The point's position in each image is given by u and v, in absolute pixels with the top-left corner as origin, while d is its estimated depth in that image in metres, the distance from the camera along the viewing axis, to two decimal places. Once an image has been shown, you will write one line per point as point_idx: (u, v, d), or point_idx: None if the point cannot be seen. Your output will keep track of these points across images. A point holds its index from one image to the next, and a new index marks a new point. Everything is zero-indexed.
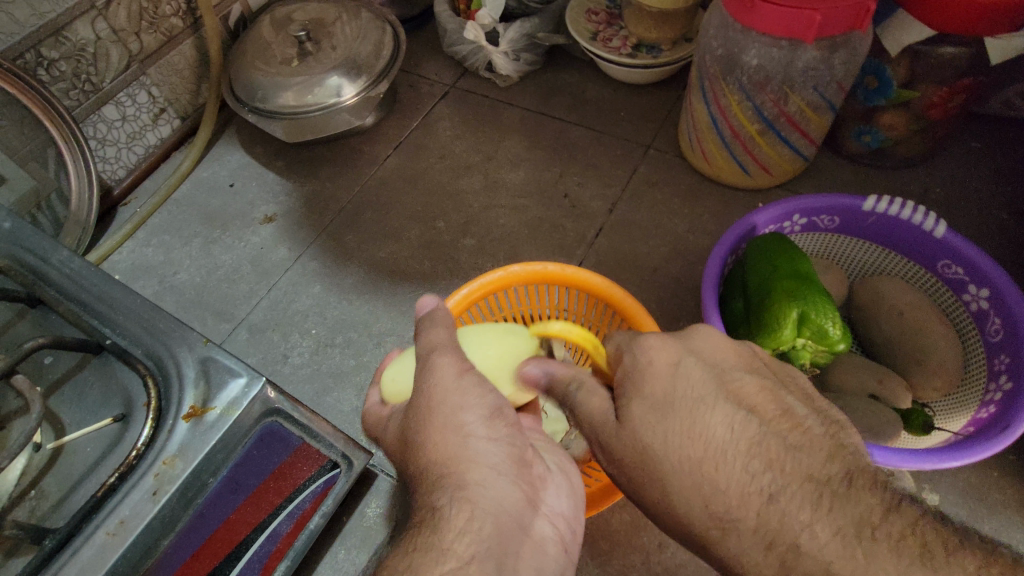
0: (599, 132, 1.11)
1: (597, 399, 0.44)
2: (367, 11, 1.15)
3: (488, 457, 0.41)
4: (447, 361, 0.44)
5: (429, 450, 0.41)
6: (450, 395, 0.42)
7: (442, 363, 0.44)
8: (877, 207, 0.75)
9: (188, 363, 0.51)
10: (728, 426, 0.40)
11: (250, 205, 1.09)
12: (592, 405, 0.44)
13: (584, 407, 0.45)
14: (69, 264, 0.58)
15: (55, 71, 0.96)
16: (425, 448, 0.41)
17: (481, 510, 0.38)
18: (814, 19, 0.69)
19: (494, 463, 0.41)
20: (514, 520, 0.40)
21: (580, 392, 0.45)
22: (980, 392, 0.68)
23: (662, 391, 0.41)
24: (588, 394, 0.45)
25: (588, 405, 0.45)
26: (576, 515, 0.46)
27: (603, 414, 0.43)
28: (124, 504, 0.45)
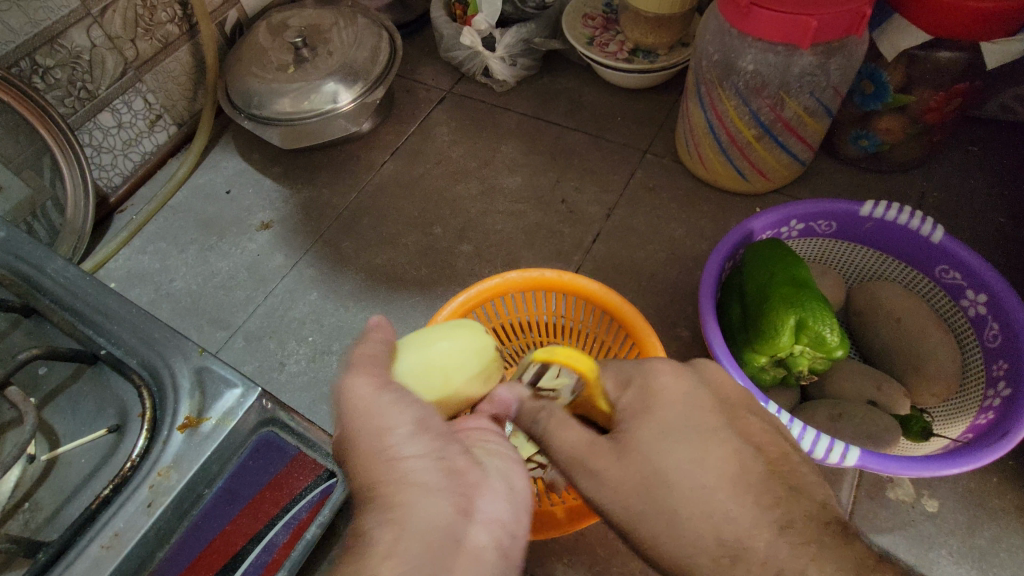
0: (596, 137, 1.11)
1: (574, 429, 0.46)
2: (363, 17, 1.15)
3: (421, 470, 0.38)
4: (363, 379, 0.41)
5: (357, 470, 0.38)
6: (385, 412, 0.40)
7: (359, 383, 0.41)
8: (874, 212, 0.75)
9: (184, 373, 0.50)
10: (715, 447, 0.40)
11: (247, 212, 1.08)
12: (565, 435, 0.46)
13: (558, 436, 0.46)
14: (64, 273, 0.57)
15: (50, 79, 0.96)
16: (353, 467, 0.38)
17: (404, 525, 0.35)
18: (809, 25, 0.69)
19: (428, 473, 0.38)
20: (446, 537, 0.36)
21: (550, 421, 0.47)
22: (979, 398, 0.68)
23: (669, 416, 0.43)
24: (566, 424, 0.46)
25: (562, 434, 0.46)
26: (517, 522, 0.41)
27: (585, 442, 0.45)
28: (119, 516, 0.44)
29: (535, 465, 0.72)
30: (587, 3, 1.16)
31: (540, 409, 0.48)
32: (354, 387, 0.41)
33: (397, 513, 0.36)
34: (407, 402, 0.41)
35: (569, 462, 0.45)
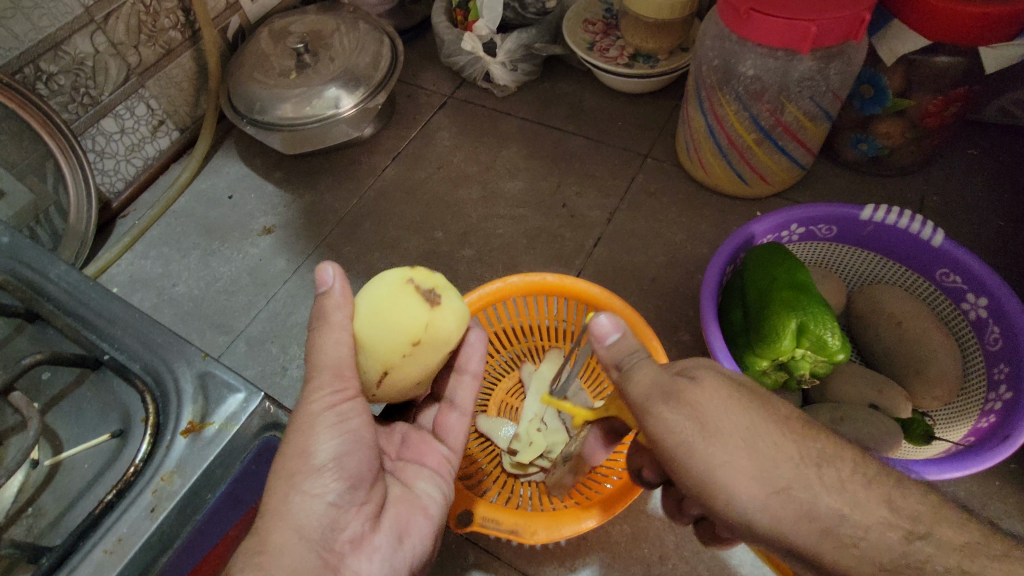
0: (596, 141, 1.11)
1: (658, 370, 0.46)
2: (365, 23, 1.15)
3: (310, 487, 0.46)
4: (324, 389, 0.49)
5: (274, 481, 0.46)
6: (312, 430, 0.47)
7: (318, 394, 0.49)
8: (874, 216, 0.75)
9: (186, 378, 0.51)
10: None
11: (249, 216, 1.09)
12: (651, 371, 0.46)
13: (638, 372, 0.46)
14: (67, 279, 0.57)
15: (54, 85, 0.96)
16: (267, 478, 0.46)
17: (283, 523, 0.44)
18: (809, 30, 0.70)
19: (319, 492, 0.46)
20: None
21: (637, 360, 0.47)
22: (980, 402, 0.68)
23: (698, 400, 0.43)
24: (647, 366, 0.47)
25: (640, 372, 0.46)
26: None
27: (657, 382, 0.45)
28: (123, 521, 0.44)
29: (536, 468, 0.74)
30: (587, 8, 1.16)
31: (626, 353, 0.48)
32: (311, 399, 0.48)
33: (266, 518, 0.45)
34: (330, 427, 0.48)
35: (643, 398, 0.45)
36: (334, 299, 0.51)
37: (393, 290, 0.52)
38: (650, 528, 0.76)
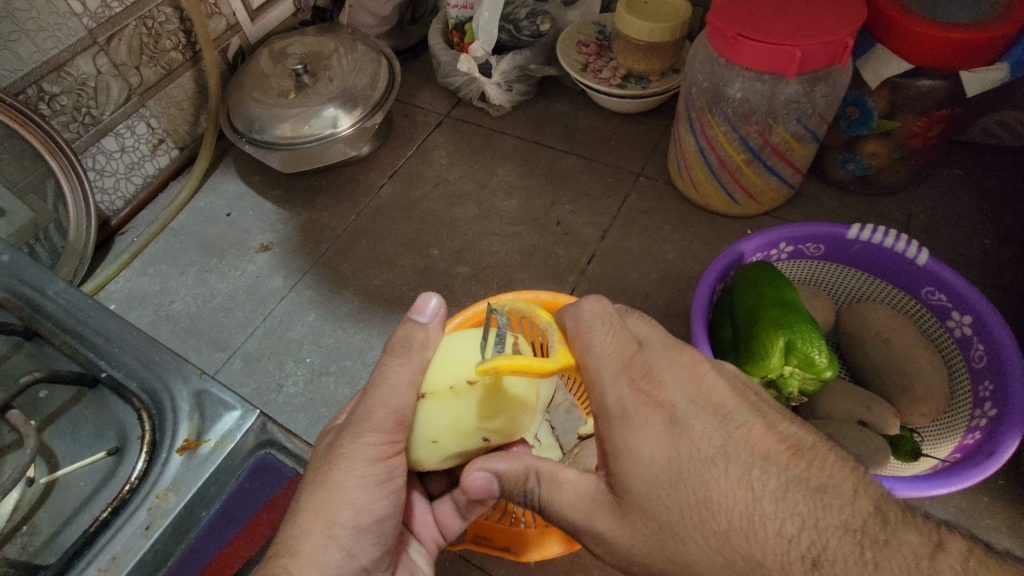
0: (590, 160, 1.13)
1: (569, 492, 0.45)
2: (363, 44, 1.18)
3: (341, 536, 0.48)
4: (377, 437, 0.51)
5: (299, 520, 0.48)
6: (352, 479, 0.49)
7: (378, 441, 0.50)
8: (861, 235, 0.77)
9: (183, 396, 0.52)
10: (749, 487, 0.38)
11: (247, 234, 1.10)
12: (566, 493, 0.45)
13: (551, 504, 0.46)
14: (67, 297, 0.59)
15: (56, 105, 0.98)
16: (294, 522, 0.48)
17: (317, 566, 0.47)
18: (795, 55, 0.72)
19: (345, 540, 0.48)
20: None
21: (543, 488, 0.47)
22: (966, 418, 0.69)
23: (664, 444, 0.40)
24: (558, 488, 0.46)
25: (559, 494, 0.46)
26: None
27: (583, 499, 0.45)
28: (118, 538, 0.45)
29: None
30: (580, 31, 1.19)
31: (529, 474, 0.48)
32: (361, 447, 0.50)
33: (304, 558, 0.46)
34: (377, 484, 0.50)
35: (569, 525, 0.45)
36: (427, 331, 0.54)
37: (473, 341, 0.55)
38: None
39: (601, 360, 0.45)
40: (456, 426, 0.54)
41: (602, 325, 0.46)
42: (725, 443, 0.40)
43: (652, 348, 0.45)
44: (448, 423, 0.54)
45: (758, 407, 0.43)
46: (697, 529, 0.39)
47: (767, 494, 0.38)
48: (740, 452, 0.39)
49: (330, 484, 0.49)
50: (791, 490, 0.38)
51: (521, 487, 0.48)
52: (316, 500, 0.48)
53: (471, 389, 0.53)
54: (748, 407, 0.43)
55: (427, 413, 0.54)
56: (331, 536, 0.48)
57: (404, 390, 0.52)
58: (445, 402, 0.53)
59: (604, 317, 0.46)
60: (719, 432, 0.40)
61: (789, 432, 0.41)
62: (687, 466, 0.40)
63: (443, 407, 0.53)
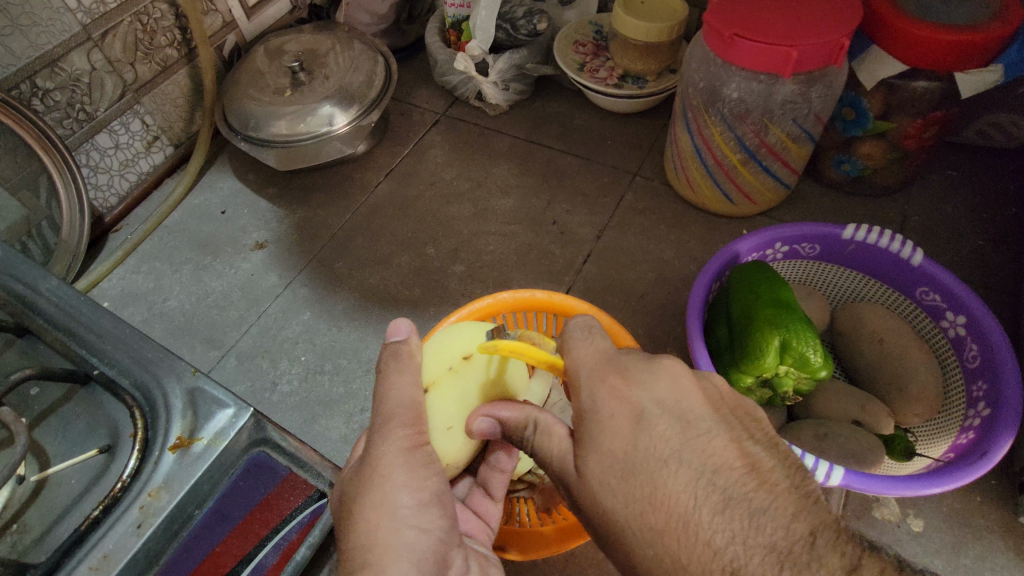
0: (586, 160, 1.13)
1: (555, 439, 0.47)
2: (360, 42, 1.17)
3: (406, 517, 0.47)
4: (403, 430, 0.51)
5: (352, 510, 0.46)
6: (397, 468, 0.49)
7: (399, 435, 0.50)
8: (856, 235, 0.77)
9: (176, 394, 0.51)
10: (692, 494, 0.39)
11: (242, 232, 1.09)
12: (554, 439, 0.47)
13: (543, 448, 0.48)
14: (58, 293, 0.58)
15: (50, 101, 0.97)
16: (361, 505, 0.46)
17: (395, 556, 0.45)
18: (791, 56, 0.72)
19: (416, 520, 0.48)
20: None
21: (537, 434, 0.49)
22: (960, 418, 0.69)
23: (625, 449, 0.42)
24: (548, 433, 0.48)
25: (549, 443, 0.48)
26: None
27: (566, 449, 0.46)
28: (109, 537, 0.45)
29: (524, 486, 0.71)
30: (577, 30, 1.19)
31: (529, 422, 0.50)
32: (389, 440, 0.50)
33: (377, 551, 0.45)
34: (423, 466, 0.50)
35: (558, 471, 0.47)
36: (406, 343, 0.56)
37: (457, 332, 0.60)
38: None
39: (578, 358, 0.47)
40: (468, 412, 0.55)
41: (582, 332, 0.49)
42: (681, 447, 0.41)
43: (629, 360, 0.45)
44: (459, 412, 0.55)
45: None
46: (636, 524, 0.41)
47: (706, 506, 0.39)
48: (693, 460, 0.40)
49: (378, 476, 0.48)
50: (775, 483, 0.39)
51: (520, 434, 0.51)
52: (374, 489, 0.47)
53: (468, 373, 0.57)
54: (716, 417, 0.43)
55: (434, 404, 0.55)
56: (398, 521, 0.47)
57: (398, 392, 0.53)
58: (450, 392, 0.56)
59: (587, 329, 0.49)
60: (678, 436, 0.41)
61: None
62: (639, 466, 0.41)
63: (450, 396, 0.55)
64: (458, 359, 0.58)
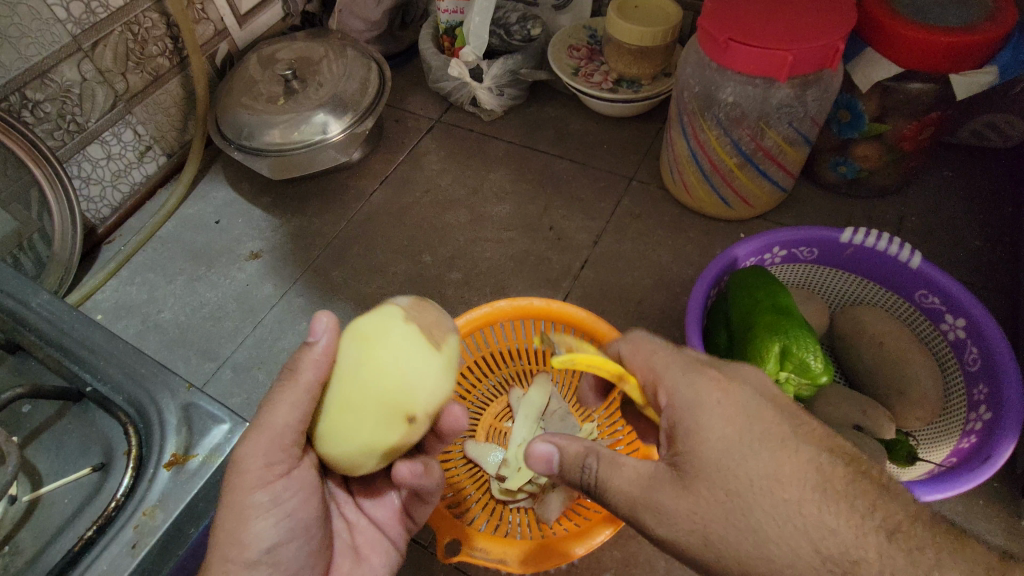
0: (582, 164, 1.13)
1: (627, 468, 0.44)
2: (353, 49, 1.17)
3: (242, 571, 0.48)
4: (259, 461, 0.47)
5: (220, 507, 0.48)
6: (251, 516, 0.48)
7: (257, 465, 0.47)
8: (854, 238, 0.77)
9: (170, 410, 0.50)
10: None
11: (236, 241, 1.09)
12: (620, 477, 0.44)
13: (609, 483, 0.45)
14: (50, 308, 0.57)
15: (40, 113, 0.96)
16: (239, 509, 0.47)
17: None
18: (785, 59, 0.72)
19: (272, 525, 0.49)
20: None
21: (601, 468, 0.45)
22: (962, 421, 0.69)
23: None
24: (616, 467, 0.45)
25: (617, 477, 0.44)
26: None
27: (639, 485, 0.43)
28: (103, 558, 0.44)
29: (524, 494, 0.73)
30: (571, 35, 1.19)
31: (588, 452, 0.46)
32: (245, 474, 0.47)
33: None
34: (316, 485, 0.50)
35: (630, 507, 0.43)
36: (315, 354, 0.48)
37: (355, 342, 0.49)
38: (640, 553, 0.75)
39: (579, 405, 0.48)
40: (345, 400, 0.47)
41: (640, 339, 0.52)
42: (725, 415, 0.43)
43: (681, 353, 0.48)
44: (351, 382, 0.47)
45: None
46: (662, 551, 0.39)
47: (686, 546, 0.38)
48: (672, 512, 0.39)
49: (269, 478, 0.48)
50: None
51: (578, 470, 0.47)
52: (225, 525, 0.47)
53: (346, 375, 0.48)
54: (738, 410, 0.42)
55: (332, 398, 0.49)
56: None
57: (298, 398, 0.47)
58: (342, 362, 0.48)
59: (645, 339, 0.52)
60: None
61: None
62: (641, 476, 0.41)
63: (363, 359, 0.47)
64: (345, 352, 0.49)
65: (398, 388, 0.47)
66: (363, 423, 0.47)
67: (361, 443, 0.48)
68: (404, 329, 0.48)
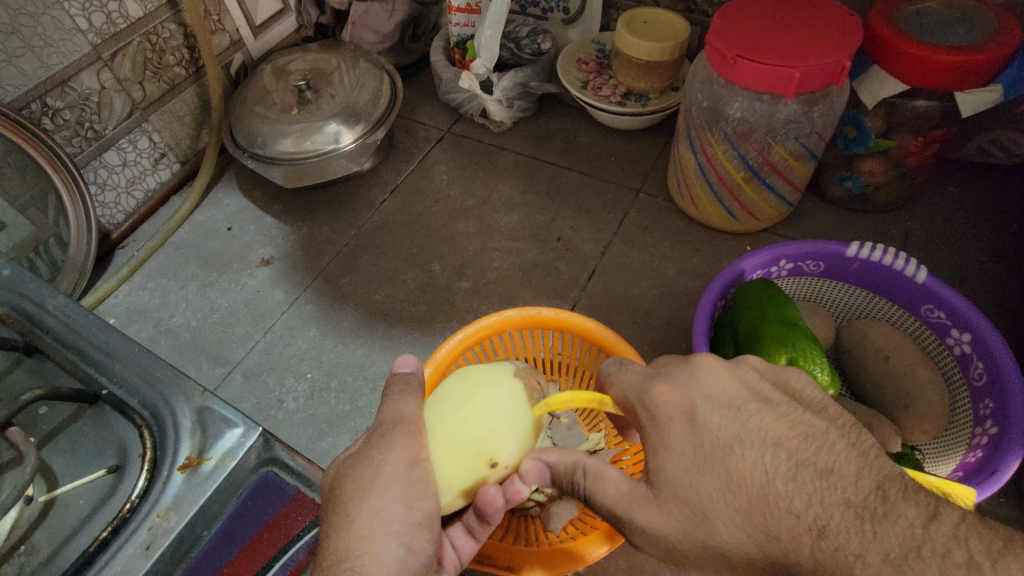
0: (590, 176, 1.14)
1: (612, 483, 0.46)
2: (365, 61, 1.19)
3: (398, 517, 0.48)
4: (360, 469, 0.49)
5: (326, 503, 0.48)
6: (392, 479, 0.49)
7: None
8: (860, 252, 0.77)
9: (184, 413, 0.51)
10: (755, 484, 0.39)
11: (248, 248, 1.10)
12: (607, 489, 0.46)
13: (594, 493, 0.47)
14: (67, 312, 0.58)
15: (59, 120, 0.98)
16: (345, 528, 0.45)
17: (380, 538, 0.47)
18: (793, 76, 0.73)
19: (401, 530, 0.47)
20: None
21: (588, 480, 0.48)
22: (967, 437, 0.69)
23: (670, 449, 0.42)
24: (599, 479, 0.47)
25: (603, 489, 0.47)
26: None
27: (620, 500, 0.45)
28: (118, 558, 0.45)
29: (534, 503, 0.70)
30: (580, 49, 1.20)
31: (576, 467, 0.49)
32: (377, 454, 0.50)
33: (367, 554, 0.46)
34: (421, 482, 0.50)
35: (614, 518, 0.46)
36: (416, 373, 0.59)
37: (464, 384, 0.58)
38: (646, 563, 0.75)
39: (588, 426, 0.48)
40: (456, 419, 0.55)
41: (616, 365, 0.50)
42: None
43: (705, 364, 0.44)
44: (467, 412, 0.55)
45: (775, 406, 0.42)
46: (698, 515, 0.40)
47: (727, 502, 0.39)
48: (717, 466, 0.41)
49: (376, 483, 0.48)
50: (796, 490, 0.38)
51: (570, 478, 0.50)
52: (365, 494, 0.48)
53: (462, 399, 0.56)
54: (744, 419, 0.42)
55: (443, 413, 0.56)
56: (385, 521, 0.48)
57: (409, 410, 0.54)
58: (457, 394, 0.57)
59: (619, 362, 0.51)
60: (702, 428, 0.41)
61: (804, 430, 0.41)
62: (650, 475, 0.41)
63: (481, 402, 0.56)
64: (461, 388, 0.58)
65: (500, 434, 0.55)
66: (464, 445, 0.54)
67: (448, 471, 0.53)
68: (512, 386, 0.58)
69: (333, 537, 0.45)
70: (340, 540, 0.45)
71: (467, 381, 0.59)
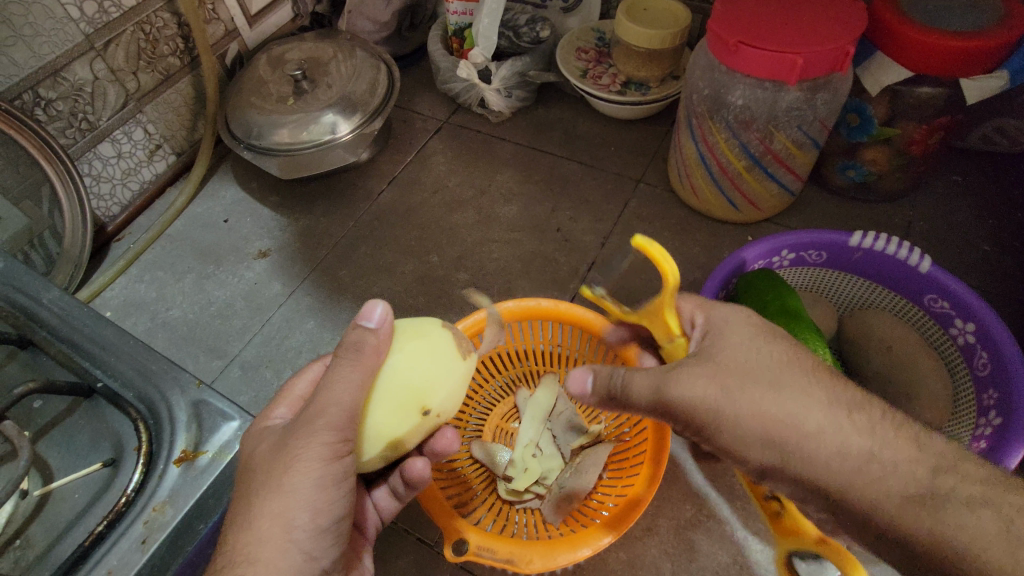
0: (590, 166, 1.13)
1: (648, 375, 0.49)
2: (362, 50, 1.17)
3: (303, 514, 0.46)
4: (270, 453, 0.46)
5: (234, 499, 0.46)
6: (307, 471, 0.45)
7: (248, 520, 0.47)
8: (863, 242, 0.77)
9: (180, 407, 0.50)
10: None
11: (244, 240, 1.09)
12: (640, 385, 0.49)
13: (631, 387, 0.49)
14: (62, 305, 0.57)
15: (52, 111, 0.97)
16: (248, 528, 0.44)
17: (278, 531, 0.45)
18: (796, 62, 0.72)
19: (307, 515, 0.46)
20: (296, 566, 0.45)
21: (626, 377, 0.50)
22: (971, 427, 0.69)
23: None
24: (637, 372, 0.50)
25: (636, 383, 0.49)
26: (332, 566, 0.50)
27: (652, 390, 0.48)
28: (113, 553, 0.44)
29: (532, 495, 0.73)
30: (579, 37, 1.19)
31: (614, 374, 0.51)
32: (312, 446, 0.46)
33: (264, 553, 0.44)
34: (333, 484, 0.47)
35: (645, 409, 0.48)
36: (379, 334, 0.51)
37: (402, 334, 0.55)
38: (647, 554, 0.75)
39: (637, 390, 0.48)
40: (391, 370, 0.52)
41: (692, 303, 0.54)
42: None
43: (724, 317, 0.50)
44: (401, 362, 0.52)
45: None
46: None
47: None
48: None
49: (281, 473, 0.45)
50: None
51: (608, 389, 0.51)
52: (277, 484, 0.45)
53: (399, 349, 0.53)
54: None
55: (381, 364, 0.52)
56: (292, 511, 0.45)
57: (340, 388, 0.48)
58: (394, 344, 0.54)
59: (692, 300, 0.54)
60: None
61: None
62: None
63: (411, 347, 0.54)
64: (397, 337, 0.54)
65: (436, 383, 0.53)
66: (397, 397, 0.52)
67: (383, 418, 0.51)
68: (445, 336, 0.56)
69: (234, 537, 0.44)
70: (241, 546, 0.44)
71: (404, 330, 0.55)
